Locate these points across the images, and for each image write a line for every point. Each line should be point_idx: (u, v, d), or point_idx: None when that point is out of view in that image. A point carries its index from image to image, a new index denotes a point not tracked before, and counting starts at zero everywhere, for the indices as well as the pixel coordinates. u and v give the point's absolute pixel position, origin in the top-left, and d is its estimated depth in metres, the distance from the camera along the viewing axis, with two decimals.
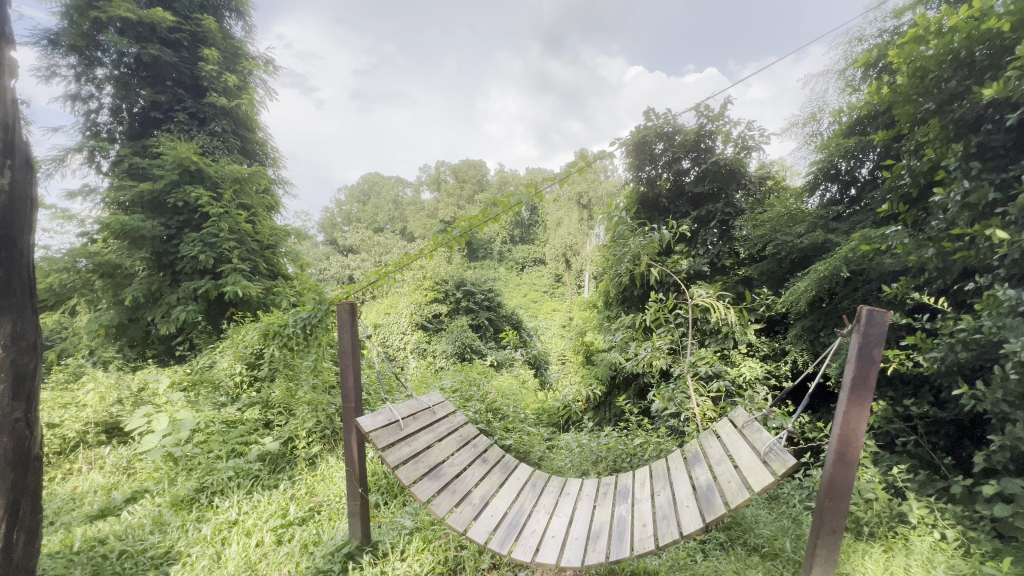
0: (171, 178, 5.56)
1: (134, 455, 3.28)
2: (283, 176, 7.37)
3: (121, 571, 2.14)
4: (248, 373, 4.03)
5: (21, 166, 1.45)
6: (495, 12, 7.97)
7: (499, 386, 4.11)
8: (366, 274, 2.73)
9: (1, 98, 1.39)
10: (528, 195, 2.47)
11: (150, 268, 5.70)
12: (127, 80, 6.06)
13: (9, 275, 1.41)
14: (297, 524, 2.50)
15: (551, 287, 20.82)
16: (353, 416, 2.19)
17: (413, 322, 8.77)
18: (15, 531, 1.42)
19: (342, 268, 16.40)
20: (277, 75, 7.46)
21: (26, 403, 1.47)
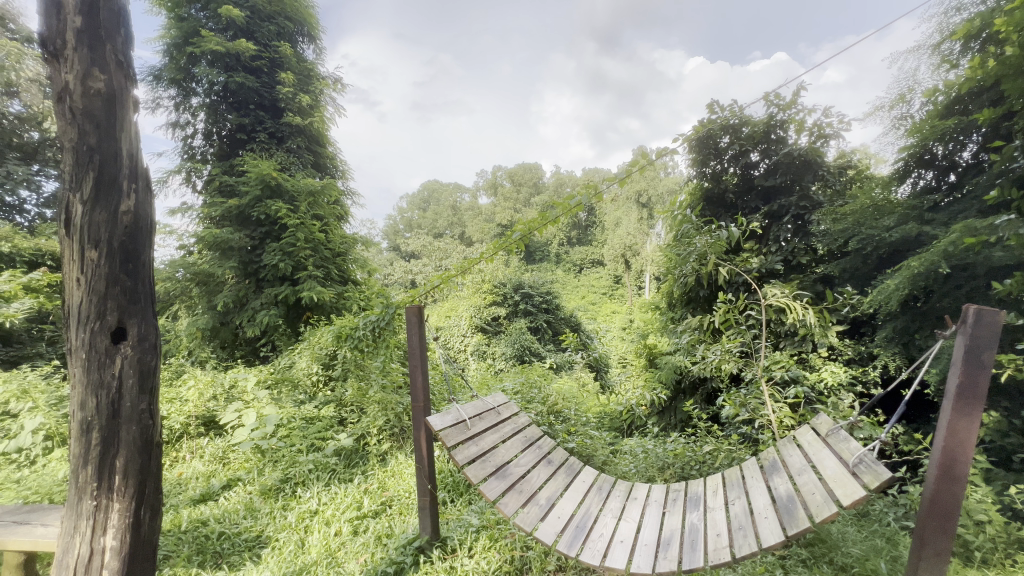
0: (254, 194, 6.07)
1: (228, 446, 3.59)
2: (351, 187, 7.80)
3: (221, 551, 2.37)
4: (324, 373, 4.32)
5: (144, 190, 1.64)
6: (550, 14, 7.96)
7: (560, 388, 4.11)
8: (431, 278, 2.84)
9: (126, 131, 1.59)
10: (587, 196, 2.46)
11: (238, 277, 6.25)
12: (217, 106, 6.71)
13: (136, 285, 1.59)
14: (371, 517, 2.64)
15: (610, 288, 20.50)
16: (422, 414, 2.28)
17: (474, 325, 8.99)
18: (143, 509, 1.60)
19: (405, 273, 17.14)
20: (345, 92, 7.88)
21: (151, 396, 1.64)
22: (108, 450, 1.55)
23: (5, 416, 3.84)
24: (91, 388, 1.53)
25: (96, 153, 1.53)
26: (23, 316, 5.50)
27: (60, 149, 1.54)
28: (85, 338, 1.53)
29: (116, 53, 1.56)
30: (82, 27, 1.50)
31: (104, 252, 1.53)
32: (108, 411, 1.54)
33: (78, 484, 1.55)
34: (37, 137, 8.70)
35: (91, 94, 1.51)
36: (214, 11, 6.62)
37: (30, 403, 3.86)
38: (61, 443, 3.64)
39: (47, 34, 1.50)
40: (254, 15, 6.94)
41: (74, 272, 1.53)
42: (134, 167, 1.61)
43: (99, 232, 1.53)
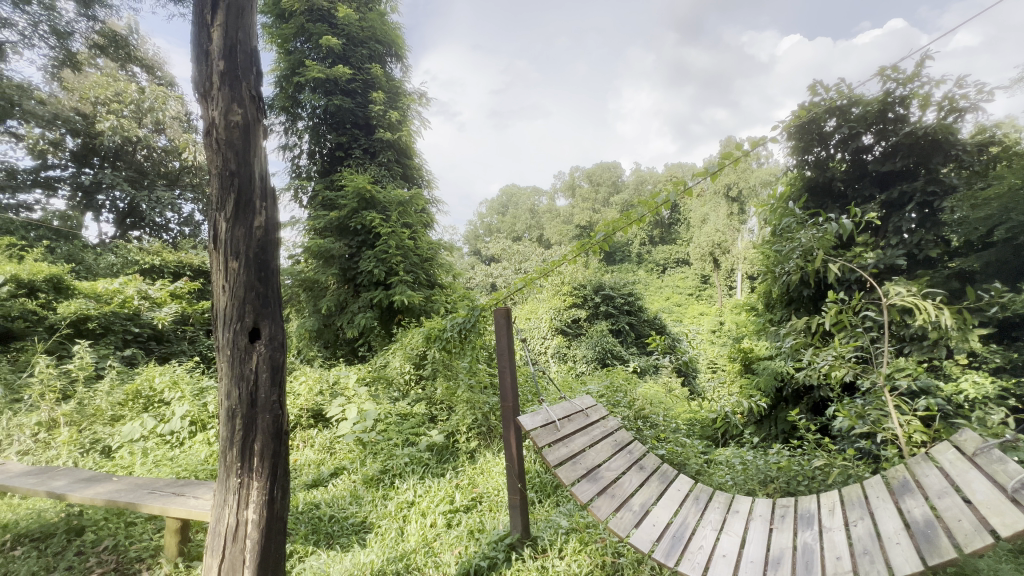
0: (351, 206, 6.61)
1: (334, 438, 3.92)
2: (436, 196, 8.19)
3: (332, 532, 2.62)
4: (415, 372, 4.57)
5: (272, 208, 1.85)
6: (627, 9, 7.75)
7: (647, 393, 3.97)
8: (514, 281, 2.92)
9: (257, 156, 1.81)
10: (675, 192, 2.34)
11: (339, 283, 6.81)
12: (319, 128, 7.42)
13: (267, 290, 1.80)
14: (463, 511, 2.75)
15: (697, 289, 19.35)
16: (511, 415, 2.32)
17: (554, 327, 8.99)
18: (275, 489, 1.80)
19: (485, 275, 17.65)
20: (429, 106, 8.29)
21: (280, 389, 1.84)
22: (248, 436, 1.76)
23: (160, 404, 4.55)
24: (235, 380, 1.76)
25: (235, 177, 1.76)
26: (171, 318, 6.50)
27: (209, 175, 1.79)
28: (229, 336, 1.77)
29: (250, 89, 1.79)
30: (223, 69, 1.75)
31: (243, 262, 1.76)
32: (248, 401, 1.76)
33: (226, 463, 1.78)
34: (177, 165, 10.25)
35: (231, 126, 1.75)
36: (316, 42, 7.32)
37: (179, 393, 4.53)
38: (202, 428, 4.24)
39: (200, 80, 1.78)
40: (349, 41, 7.58)
41: (221, 280, 1.77)
42: (264, 187, 1.83)
43: (239, 245, 1.75)
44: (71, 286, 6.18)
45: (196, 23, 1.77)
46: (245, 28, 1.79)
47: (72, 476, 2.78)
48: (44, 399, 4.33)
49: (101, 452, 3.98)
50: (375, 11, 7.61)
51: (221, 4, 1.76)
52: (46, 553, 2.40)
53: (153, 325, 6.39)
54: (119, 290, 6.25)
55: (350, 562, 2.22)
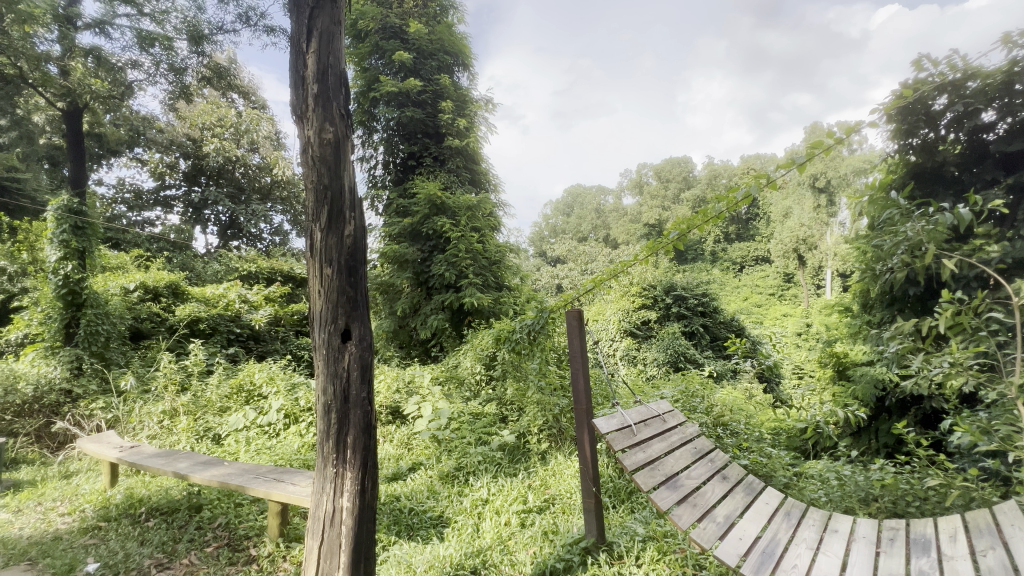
0: (423, 213, 6.89)
1: (411, 434, 4.10)
2: (503, 199, 8.32)
3: (412, 524, 2.75)
4: (486, 372, 4.67)
5: (359, 217, 1.98)
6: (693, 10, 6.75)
7: (727, 398, 3.77)
8: (583, 282, 2.91)
9: (345, 170, 1.94)
10: (756, 186, 2.18)
11: (412, 286, 7.13)
12: (393, 139, 7.82)
13: (356, 294, 1.94)
14: (536, 512, 2.77)
15: (779, 288, 17.94)
16: (585, 418, 2.29)
17: (622, 329, 8.78)
18: (366, 480, 1.91)
19: (551, 276, 17.71)
20: (495, 111, 8.45)
21: (369, 387, 1.97)
22: (342, 429, 1.89)
23: (259, 397, 5.03)
24: (330, 376, 1.90)
25: (328, 189, 1.90)
26: (266, 320, 7.17)
27: (305, 189, 1.95)
28: (324, 337, 1.91)
29: (340, 108, 1.94)
30: (317, 92, 1.90)
31: (335, 268, 1.89)
32: (341, 397, 1.89)
33: (324, 453, 1.92)
34: (268, 180, 11.12)
35: (325, 144, 1.90)
36: (389, 58, 7.73)
37: (274, 387, 4.97)
38: (295, 421, 4.60)
39: (298, 103, 1.95)
40: (419, 54, 7.92)
41: (317, 285, 1.92)
42: (353, 198, 1.96)
43: (332, 253, 1.90)
44: (185, 291, 7.02)
45: (294, 52, 1.95)
46: (335, 52, 1.94)
47: (192, 459, 3.15)
48: (167, 389, 4.97)
49: (212, 440, 4.47)
50: (442, 23, 7.91)
51: (315, 33, 1.92)
52: (173, 526, 2.75)
53: (251, 326, 7.07)
54: (223, 295, 7.06)
55: (431, 555, 2.31)
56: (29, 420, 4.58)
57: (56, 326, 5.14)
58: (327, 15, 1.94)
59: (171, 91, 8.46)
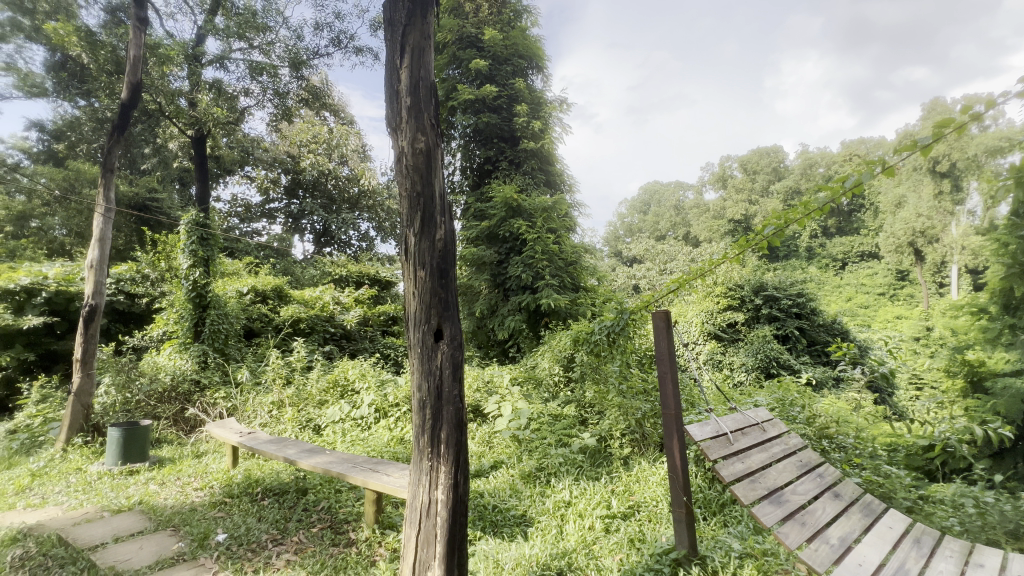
0: (501, 216, 7.01)
1: (491, 433, 4.19)
2: (578, 199, 8.27)
3: (497, 520, 2.81)
4: (564, 374, 4.67)
5: (448, 221, 2.06)
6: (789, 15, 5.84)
7: (832, 408, 3.42)
8: (666, 282, 2.80)
9: (435, 176, 2.03)
10: (869, 173, 1.91)
11: (489, 288, 7.29)
12: (469, 146, 8.07)
13: (447, 295, 2.02)
14: (620, 518, 2.70)
15: (890, 288, 15.99)
16: (674, 423, 2.18)
17: (706, 331, 8.38)
18: (459, 474, 1.98)
19: (628, 277, 17.27)
20: (569, 111, 8.41)
21: (461, 384, 2.04)
22: (436, 424, 1.97)
23: (352, 391, 5.41)
24: (425, 374, 1.99)
25: (421, 196, 2.01)
26: (356, 320, 7.74)
27: (400, 197, 2.07)
28: (419, 336, 2.01)
29: (431, 118, 2.03)
30: (410, 104, 2.01)
31: (428, 271, 1.99)
32: (435, 393, 1.97)
33: (420, 447, 2.01)
34: (356, 191, 11.96)
35: (417, 153, 2.00)
36: (466, 67, 8.01)
37: (365, 383, 5.33)
38: (384, 415, 4.89)
39: (393, 116, 2.08)
40: (495, 61, 8.11)
41: (411, 287, 2.02)
42: (443, 203, 2.05)
43: (425, 256, 1.99)
44: (288, 294, 7.76)
45: (389, 69, 2.08)
46: (426, 65, 2.04)
47: (298, 446, 3.47)
48: (275, 382, 5.53)
49: (313, 430, 4.89)
50: (516, 28, 8.05)
51: (408, 49, 2.03)
52: (285, 506, 3.06)
53: (344, 326, 7.66)
54: (320, 297, 7.73)
55: (517, 552, 2.34)
56: (168, 405, 5.29)
57: (187, 325, 5.90)
58: (418, 32, 2.05)
59: (275, 114, 9.38)
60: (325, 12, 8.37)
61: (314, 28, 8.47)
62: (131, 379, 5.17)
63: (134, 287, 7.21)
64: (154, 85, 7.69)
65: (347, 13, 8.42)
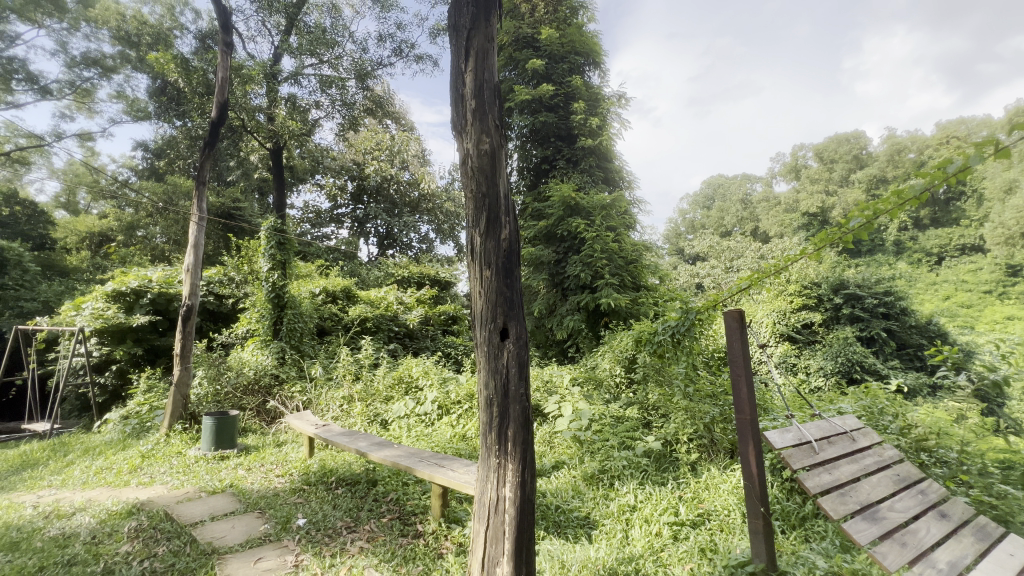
0: (558, 215, 6.97)
1: (552, 433, 4.17)
2: (638, 196, 8.07)
3: (560, 521, 2.79)
4: (625, 375, 4.59)
5: (513, 221, 2.07)
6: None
7: (931, 417, 3.09)
8: (735, 281, 2.65)
9: (500, 177, 2.05)
10: (982, 155, 1.66)
11: (547, 287, 7.29)
12: (526, 146, 8.09)
13: (512, 294, 2.03)
14: (690, 526, 2.59)
15: (998, 284, 14.20)
16: (749, 428, 2.07)
17: (777, 333, 7.94)
18: (526, 472, 1.99)
19: (691, 276, 16.56)
20: (628, 106, 8.23)
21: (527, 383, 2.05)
22: (504, 421, 1.99)
23: (416, 388, 5.61)
24: (491, 372, 2.02)
25: (486, 197, 2.03)
26: (418, 320, 8.01)
27: (466, 199, 2.11)
28: (485, 335, 2.04)
29: (495, 120, 2.06)
30: (475, 107, 2.05)
31: (494, 270, 2.01)
32: (501, 392, 1.99)
33: (487, 444, 2.04)
34: (417, 195, 12.39)
35: (482, 154, 2.04)
36: (522, 68, 8.07)
37: (428, 380, 5.51)
38: (446, 412, 5.02)
39: (458, 119, 2.12)
40: (551, 59, 8.08)
41: (477, 286, 2.05)
42: (508, 204, 2.07)
43: (490, 255, 2.02)
44: (355, 294, 8.17)
45: (455, 73, 2.12)
46: (489, 67, 2.07)
47: (369, 439, 3.64)
48: (345, 377, 5.87)
49: (380, 424, 5.12)
50: (573, 25, 7.96)
51: (472, 52, 2.07)
52: (358, 495, 3.23)
53: (406, 325, 7.96)
54: (384, 297, 8.08)
55: (583, 555, 2.31)
56: (252, 397, 5.74)
57: (267, 324, 6.38)
58: (483, 35, 2.09)
59: (342, 123, 9.93)
60: (387, 23, 8.78)
61: (377, 40, 8.89)
62: (221, 372, 5.72)
63: (222, 289, 7.88)
64: (238, 103, 8.38)
65: (408, 23, 8.75)
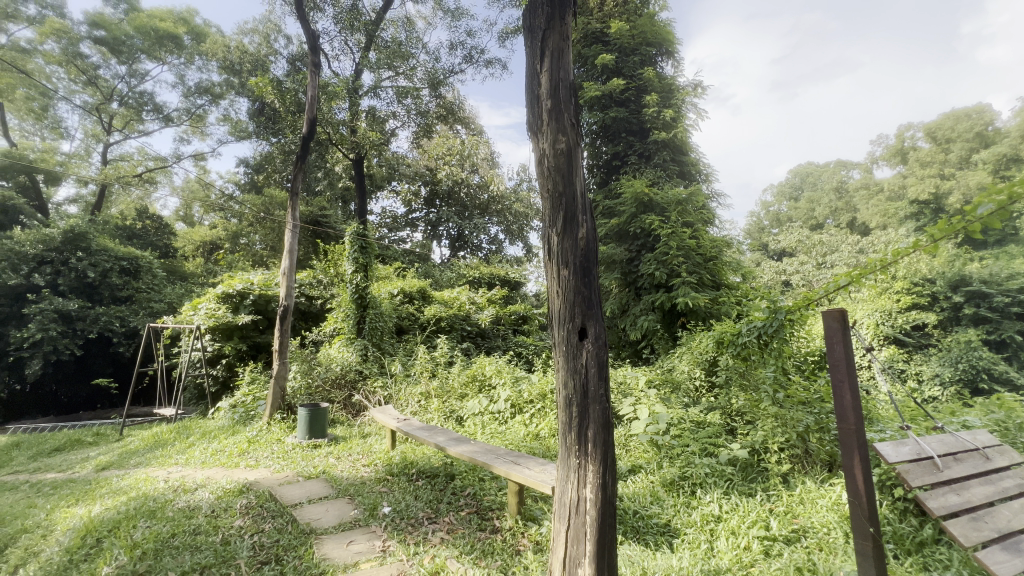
0: (630, 212, 6.78)
1: (627, 434, 4.07)
2: (716, 189, 7.66)
3: (639, 527, 2.70)
4: (706, 378, 4.38)
5: (589, 219, 2.04)
6: None
7: None
8: (833, 278, 2.42)
9: (576, 175, 2.03)
10: None
11: (620, 286, 7.13)
12: (596, 143, 7.98)
13: (590, 294, 2.00)
14: (783, 542, 2.41)
15: None
16: (854, 440, 1.87)
17: (883, 335, 6.80)
18: (606, 475, 1.95)
19: (776, 273, 15.38)
20: (705, 95, 7.83)
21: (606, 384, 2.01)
22: (583, 421, 1.97)
23: (489, 386, 5.73)
24: (570, 372, 2.01)
25: (563, 196, 2.03)
26: (489, 319, 8.19)
27: (542, 198, 2.12)
28: (564, 335, 2.03)
29: (571, 118, 2.05)
30: (550, 106, 2.05)
31: (572, 269, 2.00)
32: (581, 392, 1.98)
33: (567, 444, 2.03)
34: (486, 197, 12.64)
35: (558, 154, 2.04)
36: (591, 64, 7.96)
37: (502, 379, 5.60)
38: (519, 410, 5.06)
39: (534, 120, 2.14)
40: (621, 53, 7.90)
41: (555, 286, 2.05)
42: (584, 202, 2.05)
43: (568, 255, 2.01)
44: (430, 294, 8.51)
45: (530, 73, 2.14)
46: (565, 65, 2.06)
47: (446, 434, 3.77)
48: (423, 373, 6.14)
49: (456, 420, 5.29)
50: (644, 15, 7.70)
51: (548, 52, 2.08)
52: (437, 488, 3.36)
53: (478, 324, 8.17)
54: (457, 297, 8.35)
55: (665, 563, 2.23)
56: (339, 391, 6.19)
57: (352, 323, 6.85)
58: (558, 33, 2.08)
59: (417, 131, 10.41)
60: (458, 32, 9.08)
61: (449, 48, 9.20)
62: (312, 367, 6.23)
63: (312, 290, 8.56)
64: (324, 118, 9.06)
65: (478, 29, 8.99)
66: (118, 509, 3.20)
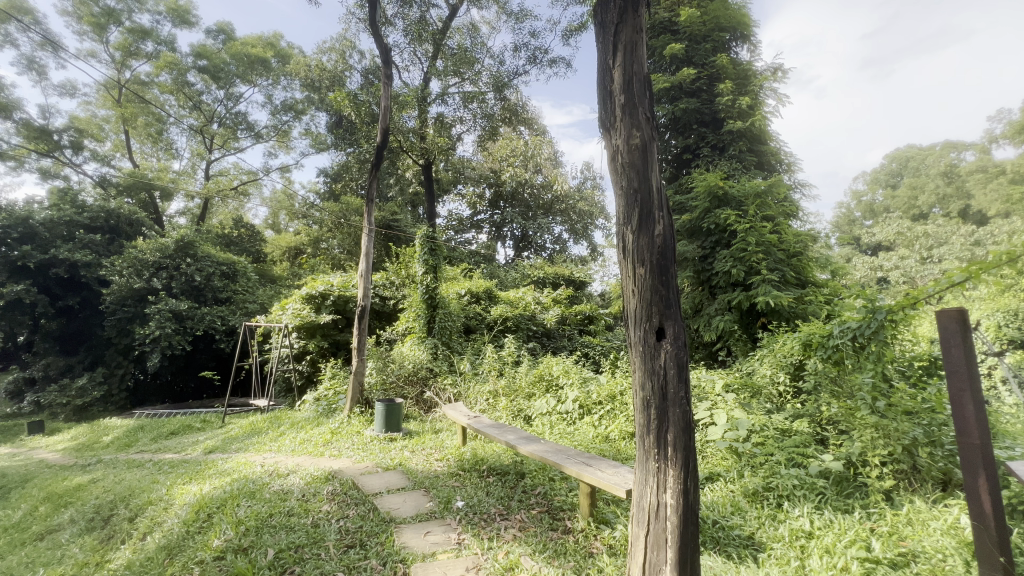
0: (704, 207, 6.46)
1: (704, 440, 3.88)
2: (800, 179, 7.13)
3: (721, 539, 2.56)
4: (792, 384, 4.07)
5: (666, 215, 1.98)
6: None
7: None
8: (947, 273, 2.14)
9: (652, 170, 1.98)
10: None
11: (693, 284, 6.82)
12: (665, 136, 7.68)
13: (668, 293, 1.94)
14: (888, 566, 2.17)
15: None
16: (980, 457, 1.66)
17: (1007, 338, 5.95)
18: (688, 481, 1.87)
19: (870, 269, 13.96)
20: (786, 78, 7.29)
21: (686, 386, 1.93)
22: (662, 424, 1.91)
23: (556, 386, 5.70)
24: (648, 373, 1.95)
25: (638, 193, 1.98)
26: (555, 319, 8.16)
27: (616, 195, 2.09)
28: (640, 335, 1.98)
29: (645, 112, 2.00)
30: (624, 101, 2.02)
31: (648, 268, 1.95)
32: (660, 393, 1.91)
33: (645, 447, 1.98)
34: (550, 197, 12.61)
35: (632, 149, 2.00)
36: (659, 54, 7.68)
37: (569, 379, 5.56)
38: (588, 411, 4.98)
39: (607, 116, 2.12)
40: (692, 41, 7.54)
41: (631, 284, 2.01)
42: (661, 198, 1.98)
43: (644, 252, 1.96)
44: (496, 294, 8.63)
45: (603, 69, 2.12)
46: (639, 59, 2.02)
47: (516, 432, 3.80)
48: (491, 372, 6.26)
49: (523, 419, 5.33)
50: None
51: (620, 46, 2.04)
52: (508, 485, 3.41)
53: (544, 324, 8.18)
54: (523, 297, 8.41)
55: None
56: (412, 387, 6.46)
57: (422, 322, 7.13)
58: (630, 26, 2.04)
59: (482, 135, 10.63)
60: (522, 33, 9.14)
61: (513, 51, 9.30)
62: (386, 364, 6.57)
63: (385, 291, 9.00)
64: (395, 127, 9.51)
65: (542, 29, 9.01)
66: (223, 488, 3.57)
